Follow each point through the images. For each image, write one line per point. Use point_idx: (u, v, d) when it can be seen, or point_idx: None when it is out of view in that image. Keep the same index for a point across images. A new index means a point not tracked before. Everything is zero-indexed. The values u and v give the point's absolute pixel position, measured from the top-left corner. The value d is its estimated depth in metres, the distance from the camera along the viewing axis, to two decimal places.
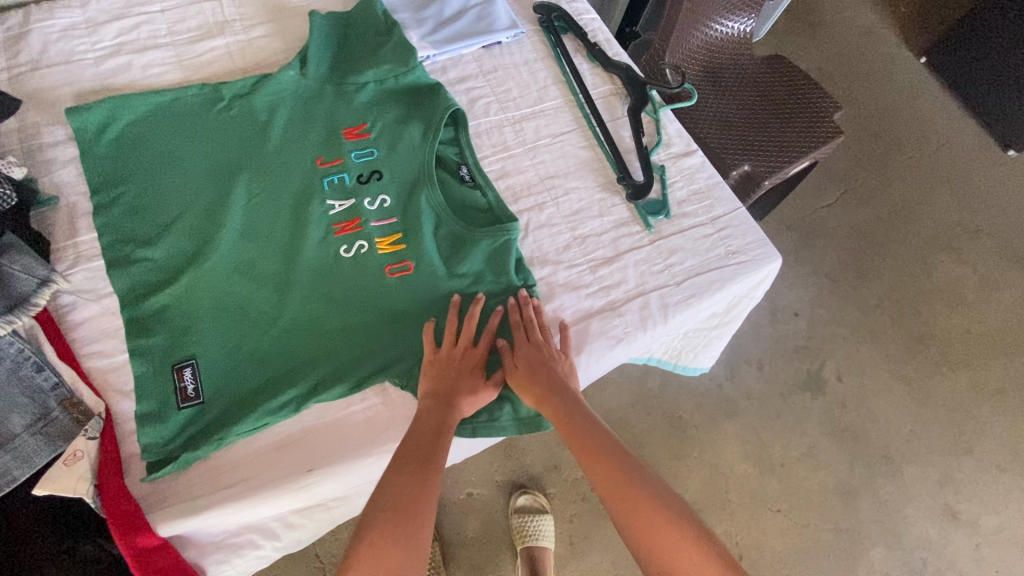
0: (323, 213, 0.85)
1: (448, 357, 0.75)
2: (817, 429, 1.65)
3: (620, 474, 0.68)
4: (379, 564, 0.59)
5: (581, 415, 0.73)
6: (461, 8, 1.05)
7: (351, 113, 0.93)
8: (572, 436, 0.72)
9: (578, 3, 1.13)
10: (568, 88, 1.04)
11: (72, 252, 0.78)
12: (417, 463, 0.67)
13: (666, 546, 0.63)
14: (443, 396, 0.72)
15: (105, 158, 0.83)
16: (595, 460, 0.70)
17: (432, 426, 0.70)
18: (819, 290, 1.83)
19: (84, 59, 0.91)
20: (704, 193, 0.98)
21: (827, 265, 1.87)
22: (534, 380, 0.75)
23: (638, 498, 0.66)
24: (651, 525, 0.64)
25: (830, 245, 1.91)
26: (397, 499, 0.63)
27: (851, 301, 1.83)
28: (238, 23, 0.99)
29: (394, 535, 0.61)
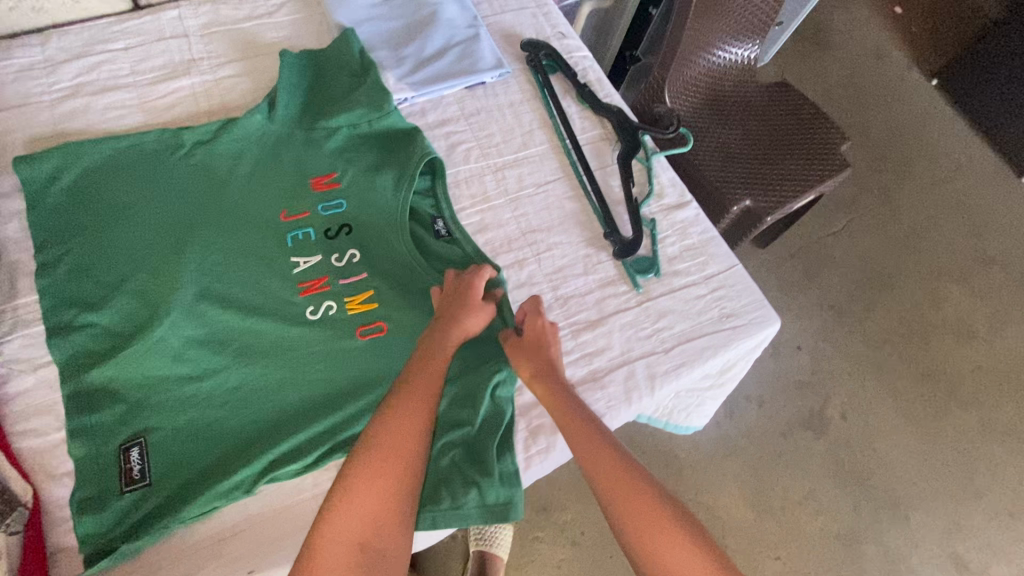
0: (287, 271, 0.80)
1: (453, 296, 0.75)
2: (819, 471, 1.58)
3: (613, 462, 0.66)
4: (361, 504, 0.60)
5: (573, 400, 0.71)
6: (443, 46, 0.99)
7: (321, 161, 0.87)
8: (562, 416, 0.70)
9: (569, 40, 1.07)
10: (555, 133, 0.98)
11: (11, 316, 0.73)
12: (410, 404, 0.65)
13: (655, 538, 0.62)
14: (443, 335, 0.71)
15: (53, 213, 0.78)
16: (587, 442, 0.67)
17: (431, 359, 0.70)
18: (822, 324, 1.76)
19: (39, 101, 0.86)
20: (698, 248, 0.91)
21: (832, 297, 1.80)
22: (530, 355, 0.74)
23: (630, 488, 0.64)
24: (640, 513, 0.63)
25: (836, 276, 1.83)
26: (387, 439, 0.63)
27: (857, 334, 1.76)
28: (205, 61, 0.93)
29: (379, 477, 0.62)
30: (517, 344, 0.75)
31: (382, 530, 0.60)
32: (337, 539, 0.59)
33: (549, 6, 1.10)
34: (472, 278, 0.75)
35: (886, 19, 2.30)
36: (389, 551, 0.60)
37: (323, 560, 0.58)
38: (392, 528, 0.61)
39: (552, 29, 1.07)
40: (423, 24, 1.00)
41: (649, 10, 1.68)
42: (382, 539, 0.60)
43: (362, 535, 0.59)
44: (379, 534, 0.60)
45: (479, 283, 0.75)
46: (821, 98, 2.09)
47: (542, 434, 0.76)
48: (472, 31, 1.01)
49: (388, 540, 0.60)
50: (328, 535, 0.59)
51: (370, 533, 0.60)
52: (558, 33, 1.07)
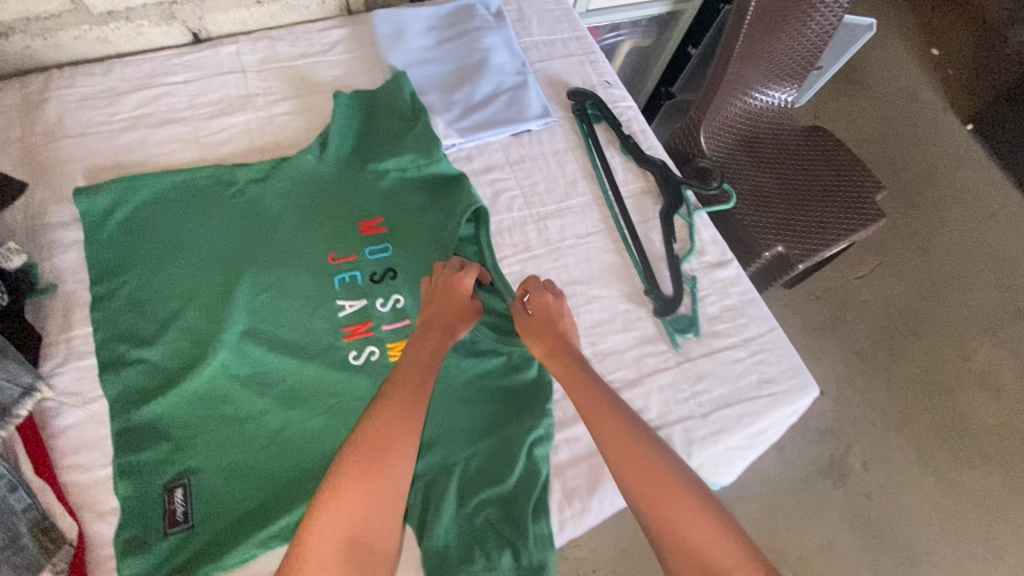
0: (333, 314, 0.81)
1: (441, 292, 0.76)
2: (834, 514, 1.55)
3: (632, 440, 0.62)
4: (347, 504, 0.58)
5: (588, 379, 0.69)
6: (492, 92, 1.00)
7: (369, 204, 0.89)
8: (577, 392, 0.67)
9: (614, 89, 1.07)
10: (598, 183, 0.98)
11: (64, 347, 0.74)
12: (401, 403, 0.64)
13: (675, 518, 0.57)
14: (436, 332, 0.72)
15: (110, 245, 0.80)
16: (602, 419, 0.64)
17: (424, 354, 0.70)
18: (846, 368, 1.74)
19: (100, 131, 0.88)
20: (737, 309, 0.91)
21: (857, 342, 1.78)
22: (541, 332, 0.74)
23: (650, 467, 0.60)
24: (660, 492, 0.59)
25: (862, 319, 1.81)
26: (373, 434, 0.61)
27: (881, 382, 1.73)
28: (261, 98, 0.95)
29: (365, 475, 0.59)
30: (527, 323, 0.75)
31: (371, 528, 0.59)
32: (325, 536, 0.57)
33: (597, 54, 1.11)
34: (462, 273, 0.76)
35: (924, 61, 2.28)
36: (378, 547, 0.59)
37: (312, 558, 0.56)
38: (380, 525, 0.59)
39: (598, 78, 1.08)
40: (473, 68, 1.01)
41: (688, 48, 1.63)
42: (371, 536, 0.59)
43: (351, 532, 0.58)
44: (368, 531, 0.59)
45: (470, 276, 0.76)
46: (852, 139, 2.09)
47: (577, 496, 0.76)
48: (521, 78, 1.02)
49: (377, 537, 0.59)
50: (316, 534, 0.57)
51: (358, 530, 0.58)
52: (604, 82, 1.08)
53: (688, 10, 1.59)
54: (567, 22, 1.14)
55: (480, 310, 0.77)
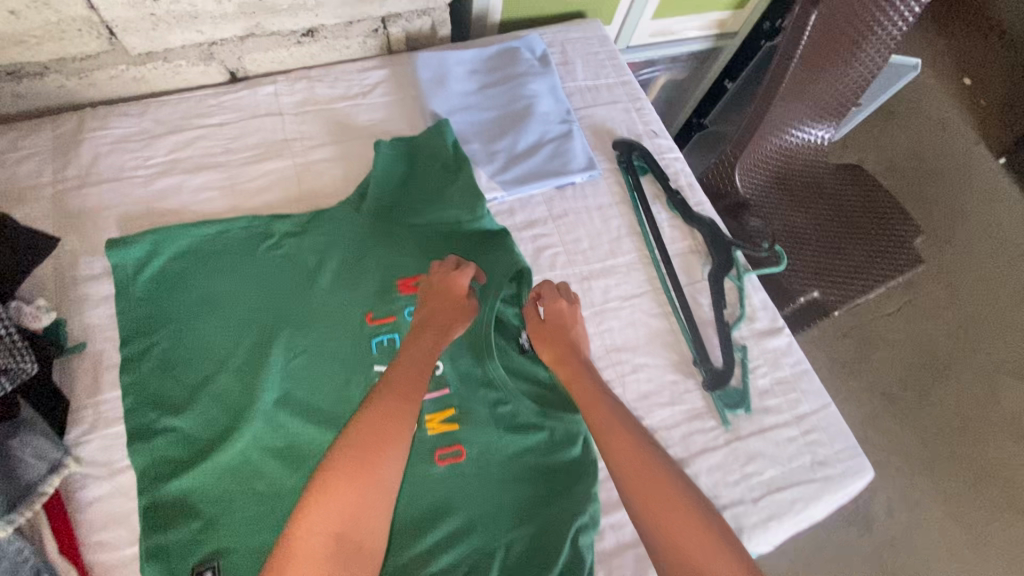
0: (369, 381, 0.76)
1: (439, 290, 0.73)
2: (857, 553, 1.49)
3: (645, 462, 0.61)
4: (337, 505, 0.58)
5: (596, 385, 0.70)
6: (536, 142, 0.97)
7: (408, 261, 0.85)
8: (589, 404, 0.67)
9: (661, 139, 1.03)
10: (644, 241, 0.94)
11: (92, 413, 0.71)
12: (392, 406, 0.63)
13: (683, 544, 0.56)
14: (431, 332, 0.70)
15: (142, 302, 0.77)
16: (615, 438, 0.63)
17: (421, 355, 0.68)
18: (872, 411, 1.68)
19: (133, 177, 0.85)
20: (789, 382, 0.86)
21: (883, 383, 1.72)
22: (553, 338, 0.74)
23: (663, 491, 0.59)
24: (671, 516, 0.57)
25: (888, 360, 1.75)
26: (363, 435, 0.61)
27: (907, 426, 1.67)
28: (298, 143, 0.92)
29: (354, 476, 0.59)
30: (540, 329, 0.75)
31: (360, 528, 0.59)
32: (315, 530, 0.56)
33: (643, 101, 1.07)
34: (459, 271, 0.74)
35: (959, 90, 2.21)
36: (366, 544, 0.59)
37: (299, 552, 0.55)
38: (370, 526, 0.59)
39: (644, 126, 1.04)
40: (517, 116, 0.98)
41: (724, 82, 1.57)
42: (360, 532, 0.59)
43: (339, 528, 0.58)
44: (358, 530, 0.59)
45: (467, 273, 0.74)
46: (882, 170, 2.03)
47: None
48: (566, 127, 0.99)
49: (366, 533, 0.59)
50: (305, 529, 0.56)
51: (347, 528, 0.58)
52: (650, 131, 1.04)
53: (727, 46, 1.53)
54: (612, 66, 1.10)
55: (475, 309, 0.74)
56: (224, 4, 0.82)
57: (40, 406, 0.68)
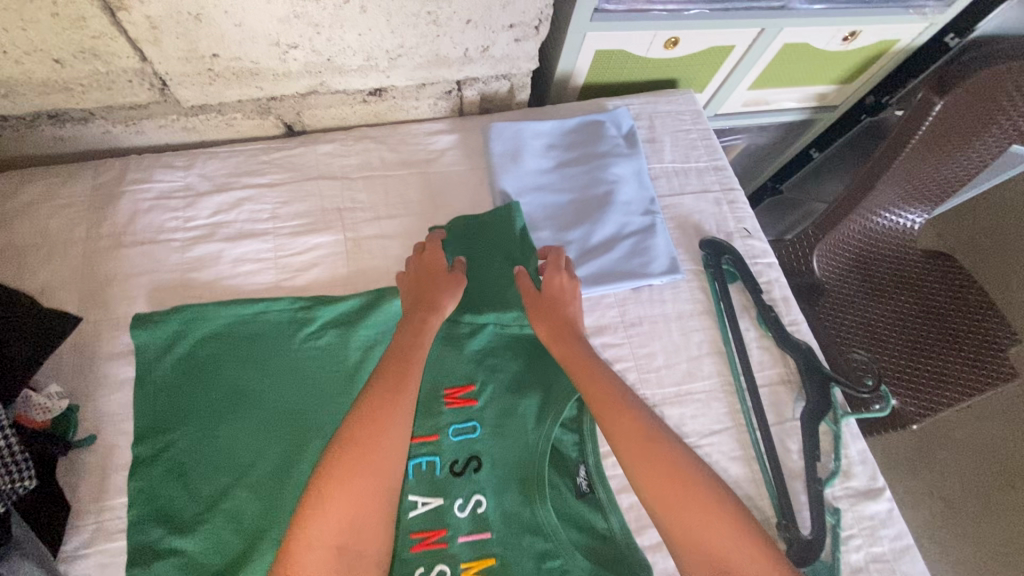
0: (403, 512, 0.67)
1: (424, 265, 0.72)
2: None
3: (648, 435, 0.59)
4: (338, 500, 0.53)
5: (595, 362, 0.66)
6: (614, 234, 0.86)
7: (459, 368, 0.75)
8: (590, 387, 0.63)
9: (754, 240, 0.91)
10: (728, 363, 0.81)
11: (95, 520, 0.63)
12: (389, 387, 0.59)
13: (694, 525, 0.54)
14: (420, 310, 0.67)
15: (161, 392, 0.68)
16: (614, 412, 0.61)
17: (409, 329, 0.65)
18: (928, 518, 1.39)
19: (171, 240, 0.77)
20: (888, 562, 0.73)
21: (945, 486, 1.42)
22: (548, 313, 0.70)
23: (668, 463, 0.57)
24: (688, 509, 0.55)
25: (954, 458, 1.44)
26: (365, 421, 0.57)
27: (973, 543, 1.36)
28: (352, 214, 0.83)
29: (353, 473, 0.54)
30: (535, 304, 0.71)
31: (360, 531, 0.53)
32: (314, 543, 0.51)
33: (735, 192, 0.95)
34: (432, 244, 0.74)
35: None
36: (371, 548, 0.54)
37: (299, 566, 0.50)
38: (373, 527, 0.54)
39: (736, 223, 0.92)
40: (595, 202, 0.87)
41: (809, 150, 1.45)
42: (362, 540, 0.53)
43: (340, 538, 0.52)
44: (359, 535, 0.53)
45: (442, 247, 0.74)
46: (965, 236, 1.73)
47: None
48: (649, 219, 0.87)
49: (369, 540, 0.54)
50: (304, 542, 0.51)
51: (346, 536, 0.53)
52: (742, 230, 0.91)
53: (821, 119, 1.37)
54: (704, 146, 0.98)
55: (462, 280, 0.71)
56: (290, 62, 0.74)
57: (35, 521, 0.60)
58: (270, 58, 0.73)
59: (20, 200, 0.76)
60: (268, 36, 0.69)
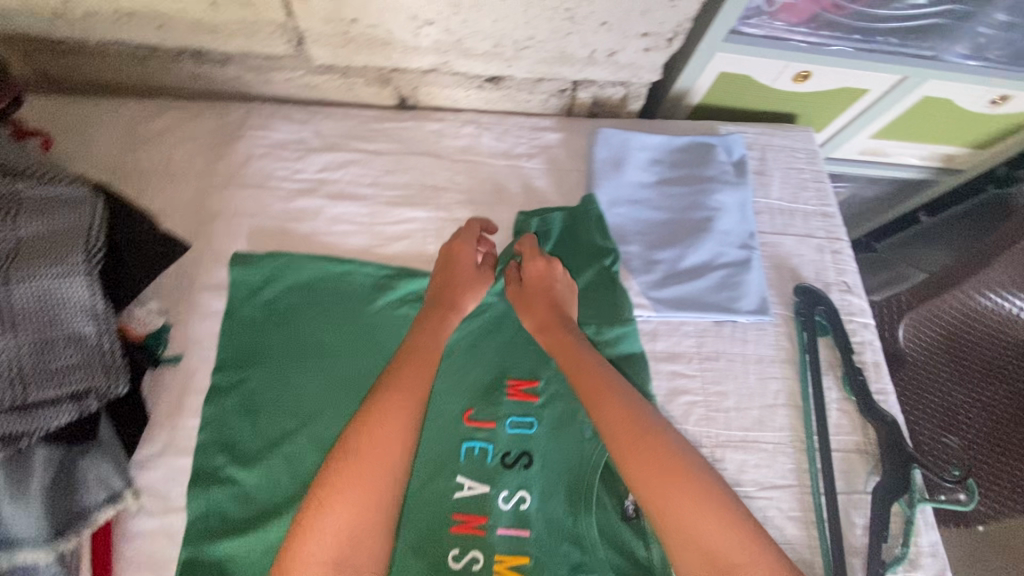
0: (448, 493, 0.68)
1: (448, 260, 0.71)
2: None
3: (636, 424, 0.58)
4: (338, 513, 0.50)
5: (585, 352, 0.65)
6: (705, 263, 0.83)
7: (525, 363, 0.75)
8: (583, 383, 0.62)
9: (852, 296, 0.86)
10: (802, 420, 0.77)
11: (165, 436, 0.66)
12: (398, 396, 0.56)
13: (692, 514, 0.52)
14: (439, 310, 0.66)
15: (247, 327, 0.71)
16: (607, 400, 0.60)
17: (429, 328, 0.64)
18: None
19: (277, 188, 0.80)
20: None
21: None
22: (534, 300, 0.70)
23: (661, 457, 0.55)
24: (684, 506, 0.53)
25: None
26: (365, 432, 0.53)
27: None
28: (448, 194, 0.84)
29: (353, 487, 0.51)
30: (521, 294, 0.71)
31: (360, 549, 0.49)
32: (309, 560, 0.48)
33: (841, 243, 0.90)
34: (459, 238, 0.72)
35: None
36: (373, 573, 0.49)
37: None
38: (374, 547, 0.50)
39: (836, 275, 0.87)
40: (691, 226, 0.84)
41: (917, 214, 1.36)
42: (361, 558, 0.49)
43: (337, 556, 0.48)
44: (358, 552, 0.49)
45: (469, 240, 0.72)
46: None
47: None
48: (745, 253, 0.83)
49: (368, 556, 0.49)
50: (301, 556, 0.48)
51: (343, 556, 0.48)
52: (841, 283, 0.86)
53: (940, 183, 1.28)
54: (814, 189, 0.93)
55: (486, 279, 0.71)
56: (421, 38, 0.75)
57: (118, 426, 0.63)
58: (405, 31, 0.74)
59: (152, 127, 0.81)
60: (409, 10, 0.71)
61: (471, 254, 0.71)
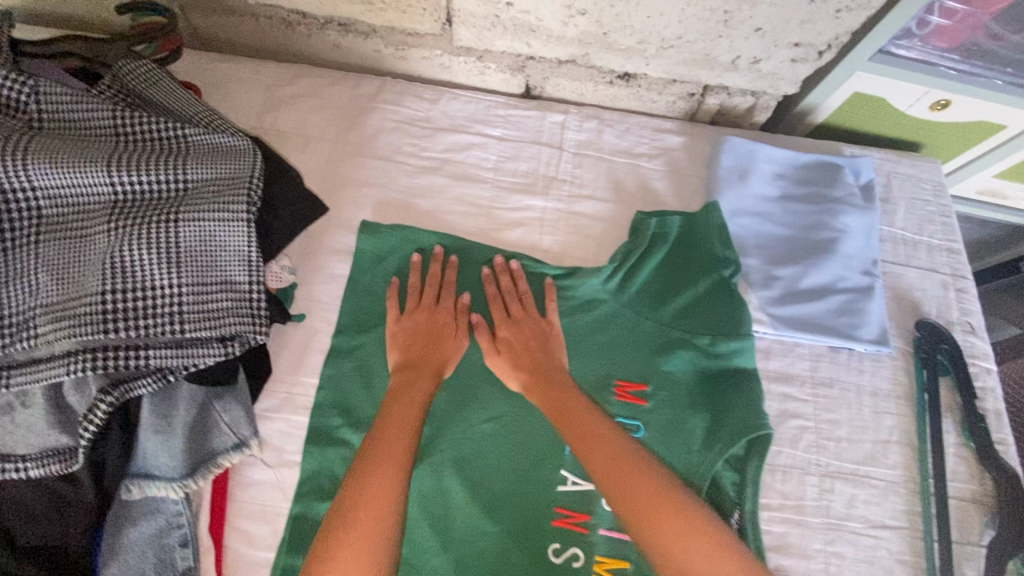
0: (552, 485, 0.67)
1: (422, 322, 0.69)
2: None
3: (621, 456, 0.59)
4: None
5: (570, 392, 0.65)
6: (827, 285, 0.80)
7: (636, 364, 0.74)
8: (570, 425, 0.62)
9: (976, 338, 0.82)
10: (917, 461, 0.74)
11: (284, 391, 0.67)
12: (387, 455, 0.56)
13: (687, 545, 0.53)
14: (422, 378, 0.64)
15: (370, 294, 0.72)
16: (591, 438, 0.60)
17: (409, 399, 0.62)
18: None
19: (404, 162, 0.81)
20: None
21: None
22: (522, 353, 0.69)
23: (649, 490, 0.56)
24: (677, 538, 0.53)
25: None
26: (361, 490, 0.53)
27: None
28: (567, 187, 0.84)
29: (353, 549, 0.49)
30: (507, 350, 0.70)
31: None
32: None
33: (967, 282, 0.85)
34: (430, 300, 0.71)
35: None
36: None
37: None
38: None
39: (959, 315, 0.83)
40: (815, 245, 0.81)
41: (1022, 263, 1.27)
42: None
43: None
44: None
45: (448, 306, 0.71)
46: None
47: None
48: (868, 280, 0.80)
49: None
50: None
51: None
52: (965, 324, 0.82)
53: None
54: (941, 223, 0.89)
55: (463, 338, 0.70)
56: (569, 28, 0.76)
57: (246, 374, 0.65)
58: (555, 19, 0.75)
59: (289, 91, 0.83)
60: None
61: (445, 313, 0.70)
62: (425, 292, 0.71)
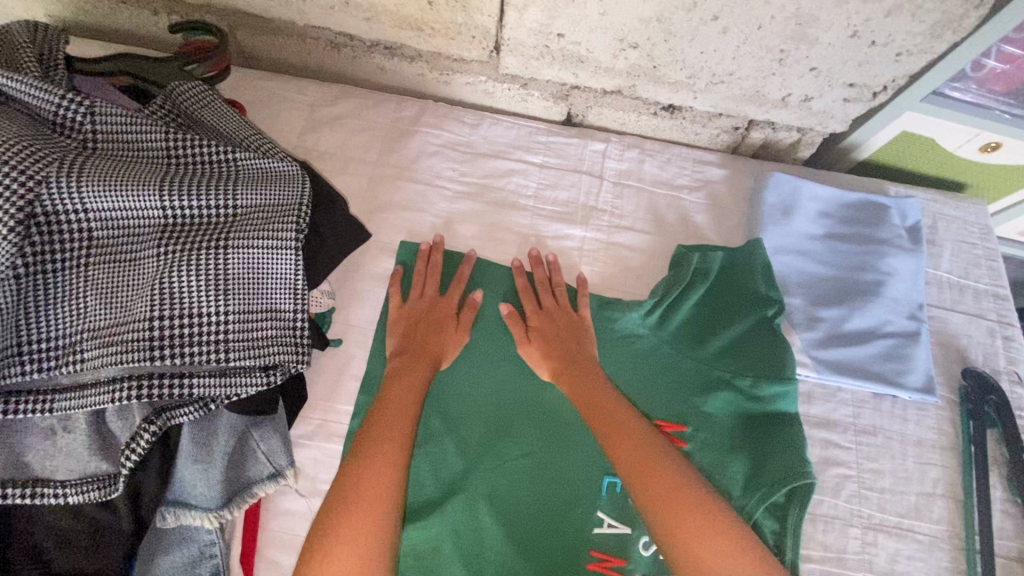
0: (587, 526, 0.65)
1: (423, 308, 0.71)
2: None
3: (648, 453, 0.58)
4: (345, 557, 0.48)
5: (598, 386, 0.65)
6: (871, 328, 0.78)
7: (674, 403, 0.72)
8: (598, 418, 0.62)
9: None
10: (963, 517, 0.71)
11: (318, 419, 0.66)
12: (389, 443, 0.56)
13: (710, 547, 0.51)
14: (421, 364, 0.65)
15: None
16: (621, 433, 0.60)
17: (408, 386, 0.63)
18: None
19: (443, 187, 0.80)
20: None
21: None
22: (541, 340, 0.70)
23: (676, 488, 0.55)
24: (700, 538, 0.52)
25: None
26: (366, 478, 0.53)
27: None
28: (607, 217, 0.82)
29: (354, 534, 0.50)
30: (523, 337, 0.71)
31: None
32: None
33: (1015, 329, 0.83)
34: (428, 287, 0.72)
35: None
36: None
37: None
38: None
39: (1006, 364, 0.81)
40: (859, 287, 0.79)
41: None
42: None
43: None
44: None
45: (454, 295, 0.72)
46: None
47: None
48: (914, 325, 0.78)
49: None
50: None
51: None
52: (1012, 374, 0.80)
53: None
54: (987, 268, 0.87)
55: (467, 325, 0.71)
56: (619, 60, 0.75)
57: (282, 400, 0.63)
58: (606, 52, 0.74)
59: (332, 112, 0.83)
60: (618, 31, 0.71)
61: (449, 301, 0.72)
62: (428, 278, 0.73)
